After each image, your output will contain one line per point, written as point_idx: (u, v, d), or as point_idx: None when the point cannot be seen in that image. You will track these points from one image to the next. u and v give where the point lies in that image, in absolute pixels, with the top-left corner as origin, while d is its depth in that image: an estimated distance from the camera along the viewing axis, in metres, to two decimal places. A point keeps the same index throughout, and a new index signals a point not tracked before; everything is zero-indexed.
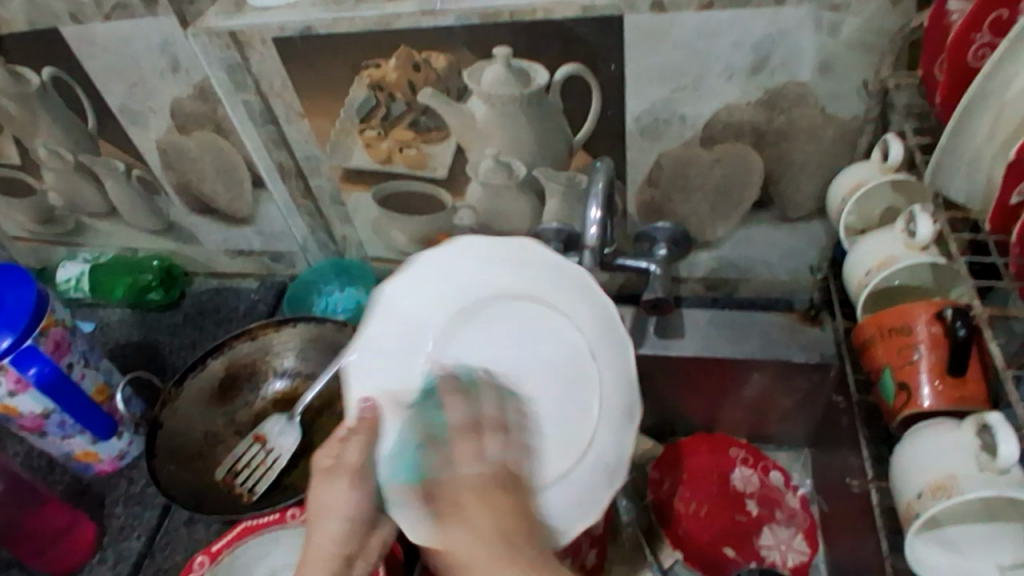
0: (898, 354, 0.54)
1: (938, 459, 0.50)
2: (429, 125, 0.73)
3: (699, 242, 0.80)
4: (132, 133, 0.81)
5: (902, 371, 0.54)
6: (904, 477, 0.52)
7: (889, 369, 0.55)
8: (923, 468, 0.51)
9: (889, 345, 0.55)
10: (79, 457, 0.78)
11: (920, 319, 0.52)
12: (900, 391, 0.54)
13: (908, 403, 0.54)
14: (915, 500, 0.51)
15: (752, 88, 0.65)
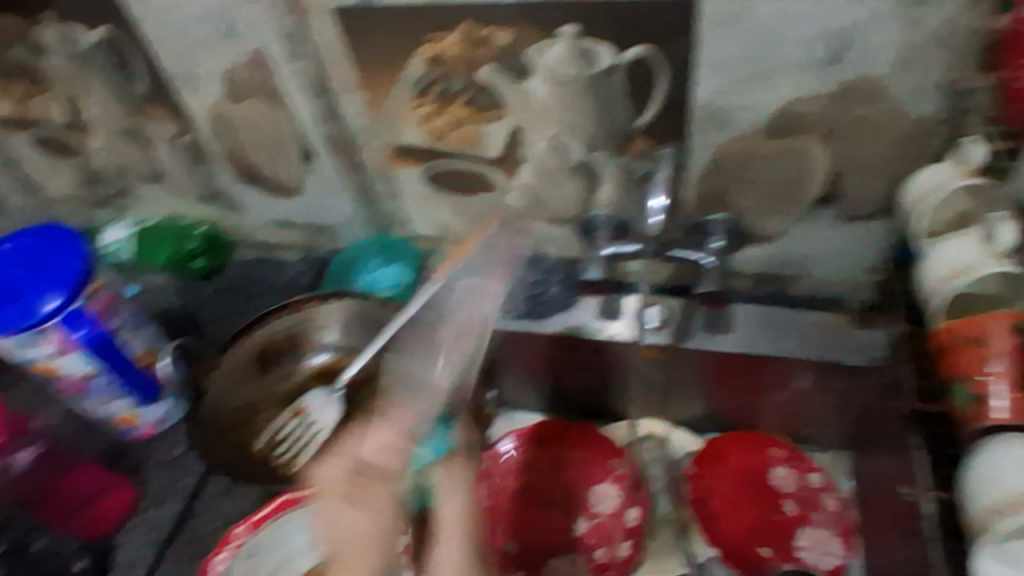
0: (974, 365, 0.55)
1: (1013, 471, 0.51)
2: (485, 104, 0.71)
3: (753, 235, 0.78)
4: (184, 98, 0.81)
5: (976, 383, 0.55)
6: (976, 492, 0.53)
7: (963, 380, 0.56)
8: (997, 481, 0.52)
9: (962, 358, 0.57)
10: (121, 419, 0.78)
11: (996, 330, 0.55)
12: (974, 401, 0.55)
13: (983, 412, 0.55)
14: (991, 514, 0.51)
15: (824, 81, 0.63)
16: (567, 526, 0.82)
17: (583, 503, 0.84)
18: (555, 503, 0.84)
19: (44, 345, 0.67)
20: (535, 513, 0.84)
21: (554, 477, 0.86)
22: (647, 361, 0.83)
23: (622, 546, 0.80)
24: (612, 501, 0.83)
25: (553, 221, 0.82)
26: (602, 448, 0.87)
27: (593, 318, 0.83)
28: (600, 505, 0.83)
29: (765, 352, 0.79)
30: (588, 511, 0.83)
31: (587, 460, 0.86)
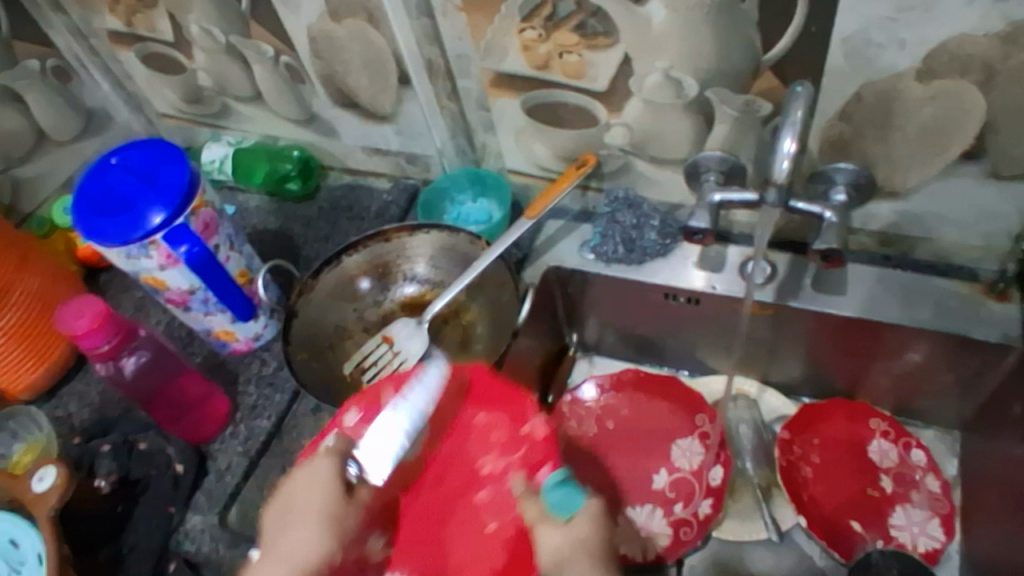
0: None
1: None
2: (596, 29, 0.66)
3: (882, 190, 0.70)
4: (284, 17, 0.79)
5: None
6: None
7: None
8: None
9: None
10: (218, 334, 0.80)
11: None
12: None
13: None
14: None
15: (996, 16, 0.54)
16: (648, 475, 0.82)
17: (666, 452, 0.82)
18: (640, 450, 0.83)
19: (150, 258, 0.69)
20: (615, 462, 0.83)
21: (643, 422, 0.85)
22: (747, 317, 0.78)
23: (703, 504, 0.78)
24: (695, 456, 0.81)
25: (657, 162, 0.77)
26: (690, 400, 0.84)
27: (690, 268, 0.79)
28: (684, 459, 0.81)
29: (878, 316, 0.73)
30: (669, 463, 0.82)
31: (677, 411, 0.84)
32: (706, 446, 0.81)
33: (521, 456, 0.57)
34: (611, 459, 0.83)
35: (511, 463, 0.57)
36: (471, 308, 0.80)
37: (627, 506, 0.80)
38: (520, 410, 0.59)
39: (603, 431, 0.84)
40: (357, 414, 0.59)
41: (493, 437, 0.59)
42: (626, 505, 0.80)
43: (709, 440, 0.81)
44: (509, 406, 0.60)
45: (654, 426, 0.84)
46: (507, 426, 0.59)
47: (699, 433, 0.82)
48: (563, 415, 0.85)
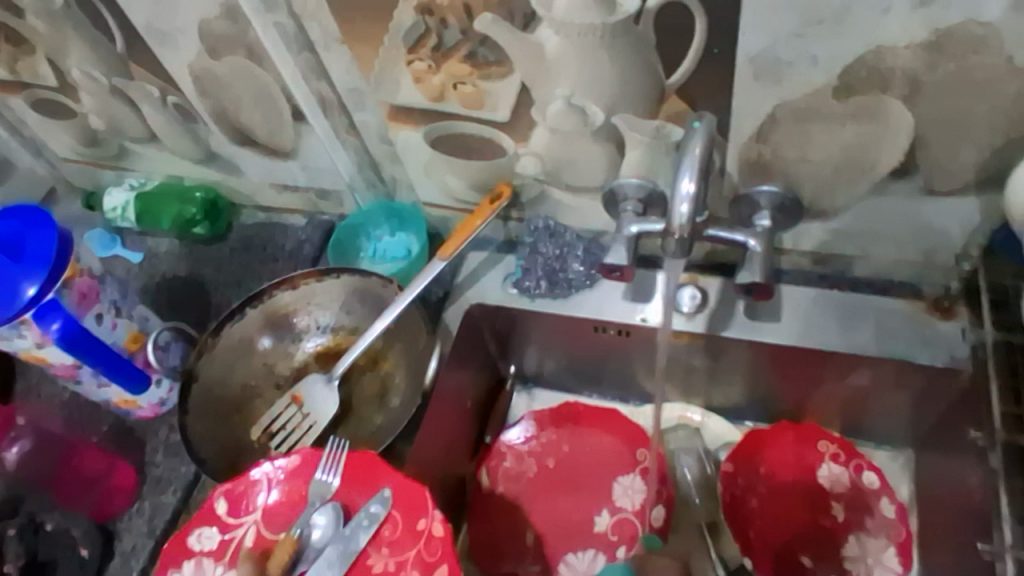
0: None
1: None
2: (488, 58, 0.60)
3: (811, 210, 0.65)
4: (162, 57, 0.72)
5: None
6: None
7: None
8: None
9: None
10: (119, 403, 0.74)
11: None
12: None
13: None
14: None
15: (915, 25, 0.48)
16: (590, 516, 0.77)
17: (608, 491, 0.77)
18: (582, 491, 0.78)
19: (24, 337, 0.62)
20: (556, 504, 0.77)
21: (586, 459, 0.79)
22: (680, 347, 0.73)
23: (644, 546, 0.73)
24: (637, 495, 0.77)
25: (572, 189, 0.72)
26: (632, 434, 0.80)
27: (621, 301, 0.74)
28: (626, 499, 0.77)
29: (817, 342, 0.68)
30: (611, 503, 0.77)
31: (619, 447, 0.79)
32: (648, 483, 0.77)
33: (415, 555, 0.54)
34: (552, 501, 0.78)
35: (406, 562, 0.54)
36: (389, 355, 0.75)
37: (569, 552, 0.75)
38: (417, 505, 0.55)
39: (544, 471, 0.79)
40: (217, 530, 0.58)
41: (384, 533, 0.55)
42: (568, 551, 0.75)
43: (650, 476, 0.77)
44: (405, 499, 0.56)
45: (596, 464, 0.79)
46: (402, 522, 0.55)
47: (642, 469, 0.78)
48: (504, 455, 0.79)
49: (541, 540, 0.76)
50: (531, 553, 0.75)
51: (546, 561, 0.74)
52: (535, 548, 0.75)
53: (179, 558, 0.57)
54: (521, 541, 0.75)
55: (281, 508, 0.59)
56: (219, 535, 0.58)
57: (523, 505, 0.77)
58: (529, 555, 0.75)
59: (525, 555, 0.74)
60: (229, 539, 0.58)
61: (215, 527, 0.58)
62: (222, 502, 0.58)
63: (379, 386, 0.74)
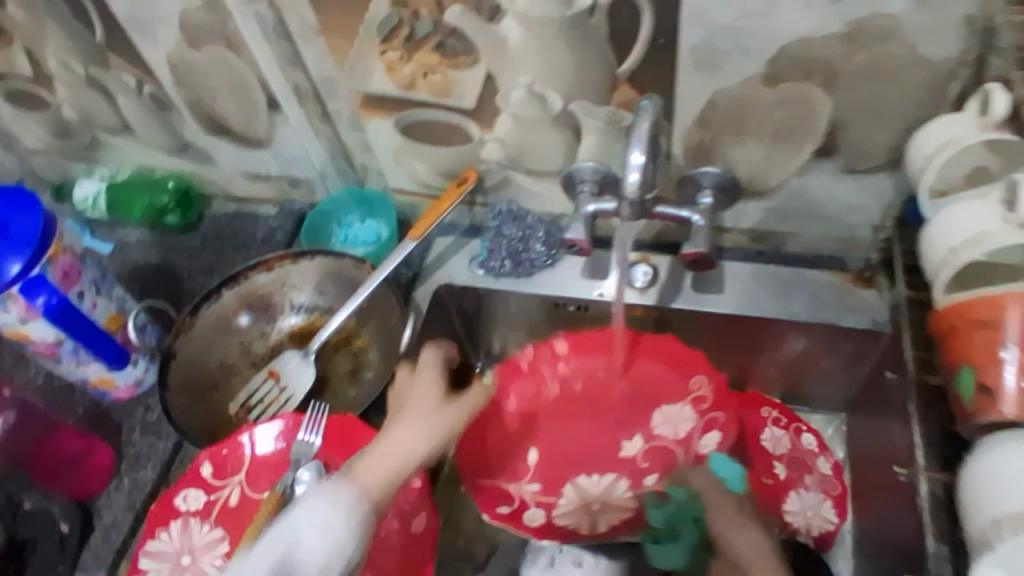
0: (982, 351, 0.47)
1: (1014, 482, 0.43)
2: (456, 48, 0.65)
3: (748, 190, 0.72)
4: (141, 46, 0.75)
5: (984, 372, 0.47)
6: (972, 503, 0.45)
7: (969, 368, 0.48)
8: (997, 491, 0.44)
9: (969, 341, 0.48)
10: (96, 382, 0.76)
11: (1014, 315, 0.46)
12: (979, 393, 0.47)
13: (987, 409, 0.46)
14: (986, 529, 0.43)
15: (832, 19, 0.55)
16: (619, 441, 0.77)
17: (647, 418, 0.77)
18: (607, 416, 0.79)
19: (9, 313, 0.65)
20: (581, 422, 0.78)
21: (621, 383, 0.78)
22: (634, 321, 0.79)
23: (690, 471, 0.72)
24: (681, 423, 0.76)
25: (532, 174, 0.77)
26: (685, 361, 0.75)
27: (580, 278, 0.80)
28: (667, 428, 0.76)
29: (755, 311, 0.75)
30: (647, 429, 0.77)
31: (672, 372, 0.76)
32: (701, 411, 0.75)
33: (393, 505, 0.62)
34: (578, 420, 0.79)
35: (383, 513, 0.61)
36: (361, 333, 0.78)
37: (582, 474, 0.76)
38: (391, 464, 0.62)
39: (565, 391, 0.79)
40: (201, 493, 0.63)
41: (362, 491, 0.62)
42: (580, 473, 0.76)
43: (703, 405, 0.75)
44: None
45: (633, 387, 0.78)
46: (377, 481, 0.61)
47: (693, 398, 0.75)
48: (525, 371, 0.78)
49: (545, 457, 0.77)
50: (531, 470, 0.76)
51: (545, 479, 0.76)
52: (535, 466, 0.76)
53: (166, 520, 0.61)
54: (523, 457, 0.77)
55: (263, 469, 0.63)
56: (204, 496, 0.63)
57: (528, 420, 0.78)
58: (527, 473, 0.76)
59: (522, 474, 0.75)
60: (213, 499, 0.63)
61: (200, 489, 0.63)
62: (208, 465, 0.63)
63: (353, 361, 0.77)
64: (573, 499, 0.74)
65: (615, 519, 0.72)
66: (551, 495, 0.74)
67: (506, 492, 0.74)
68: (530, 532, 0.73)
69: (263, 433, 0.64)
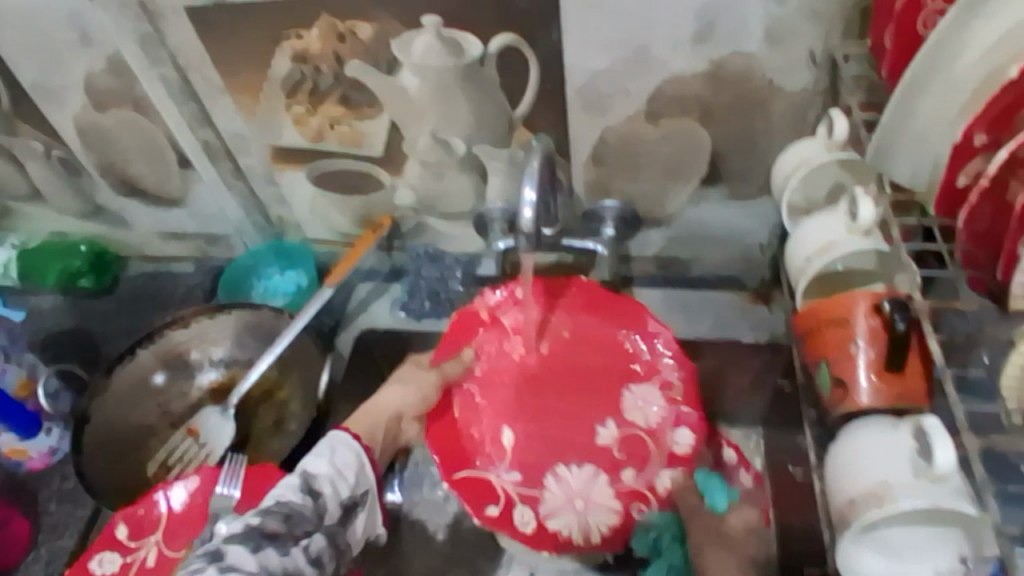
0: (836, 347, 0.51)
1: (873, 464, 0.46)
2: (359, 100, 0.68)
3: (647, 220, 0.77)
4: (48, 112, 0.76)
5: (839, 367, 0.51)
6: (837, 483, 0.49)
7: (826, 363, 0.52)
8: (859, 472, 0.47)
9: (827, 338, 0.52)
10: (8, 453, 0.74)
11: (859, 311, 0.50)
12: (837, 386, 0.51)
13: (845, 399, 0.51)
14: (846, 506, 0.47)
15: (698, 59, 0.61)
16: (592, 427, 0.69)
17: (617, 402, 0.69)
18: (570, 395, 0.70)
19: None
20: (550, 403, 0.70)
21: (583, 356, 0.71)
22: None
23: (662, 476, 0.65)
24: (651, 409, 0.67)
25: (445, 217, 0.80)
26: (627, 312, 0.70)
27: None
28: (638, 415, 0.68)
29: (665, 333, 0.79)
30: (619, 415, 0.68)
31: (630, 358, 0.70)
32: (669, 400, 0.67)
33: None
34: (546, 394, 0.71)
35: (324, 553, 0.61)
36: (283, 385, 0.78)
37: (559, 464, 0.67)
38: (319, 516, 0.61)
39: (529, 355, 0.72)
40: (117, 557, 0.61)
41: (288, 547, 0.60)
42: (558, 462, 0.67)
43: (672, 392, 0.67)
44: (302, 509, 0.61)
45: (600, 361, 0.71)
46: None
47: (660, 383, 0.68)
48: (488, 344, 0.72)
49: (522, 440, 0.69)
50: (508, 455, 0.68)
51: (527, 469, 0.67)
52: (513, 452, 0.68)
53: None
54: (498, 440, 0.69)
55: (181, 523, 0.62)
56: (119, 560, 0.61)
57: (493, 390, 0.71)
58: (506, 460, 0.67)
59: (502, 462, 0.67)
60: (129, 562, 0.61)
61: (116, 552, 0.61)
62: (123, 526, 0.62)
63: (275, 413, 0.77)
64: (558, 493, 0.65)
65: (604, 528, 0.64)
66: (535, 487, 0.66)
67: (488, 490, 0.66)
68: (519, 538, 0.63)
69: (182, 489, 0.62)
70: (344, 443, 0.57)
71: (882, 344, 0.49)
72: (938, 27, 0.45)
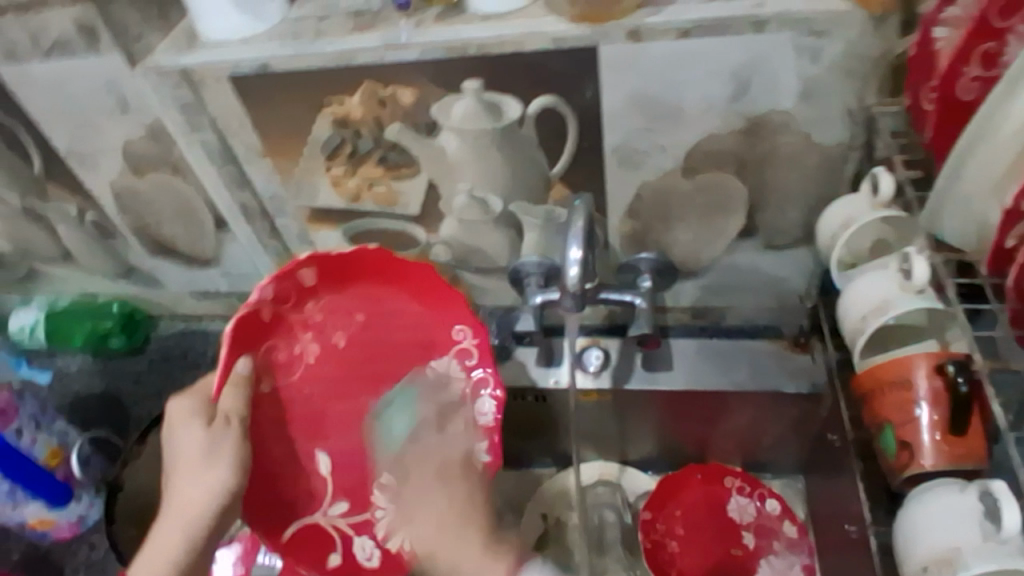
0: (898, 410, 0.51)
1: (942, 529, 0.47)
2: (398, 161, 0.69)
3: (683, 270, 0.77)
4: (83, 177, 0.77)
5: (902, 429, 0.51)
6: (907, 546, 0.49)
7: (889, 425, 0.52)
8: (927, 537, 0.47)
9: (888, 400, 0.52)
10: (34, 524, 0.73)
11: (920, 372, 0.50)
12: (902, 449, 0.51)
13: (910, 463, 0.51)
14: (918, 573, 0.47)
15: (733, 117, 0.62)
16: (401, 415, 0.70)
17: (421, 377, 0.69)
18: (348, 368, 0.68)
19: None
20: (355, 403, 0.69)
21: (385, 335, 0.69)
22: (590, 405, 0.81)
23: (479, 451, 0.68)
24: (456, 379, 0.69)
25: (480, 271, 0.81)
26: (444, 301, 0.67)
27: (534, 367, 0.81)
28: (443, 389, 0.69)
29: (705, 386, 0.77)
30: (429, 395, 0.69)
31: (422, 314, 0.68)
32: (469, 368, 0.69)
33: None
34: (367, 364, 0.69)
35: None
36: None
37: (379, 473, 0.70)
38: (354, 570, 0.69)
39: (327, 349, 0.67)
40: None
41: None
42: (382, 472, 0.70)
43: (469, 360, 0.68)
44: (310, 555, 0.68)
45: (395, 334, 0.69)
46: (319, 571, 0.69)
47: (456, 352, 0.69)
48: (278, 370, 0.66)
49: (340, 459, 0.70)
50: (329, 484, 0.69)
51: (350, 495, 0.70)
52: (334, 485, 0.70)
53: None
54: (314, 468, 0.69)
55: None
56: None
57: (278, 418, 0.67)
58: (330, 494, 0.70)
59: (324, 500, 0.69)
60: None
61: None
62: None
63: None
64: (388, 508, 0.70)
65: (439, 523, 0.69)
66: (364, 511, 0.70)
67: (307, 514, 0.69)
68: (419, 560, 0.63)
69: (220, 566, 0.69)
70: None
71: (944, 404, 0.50)
72: (981, 107, 0.45)
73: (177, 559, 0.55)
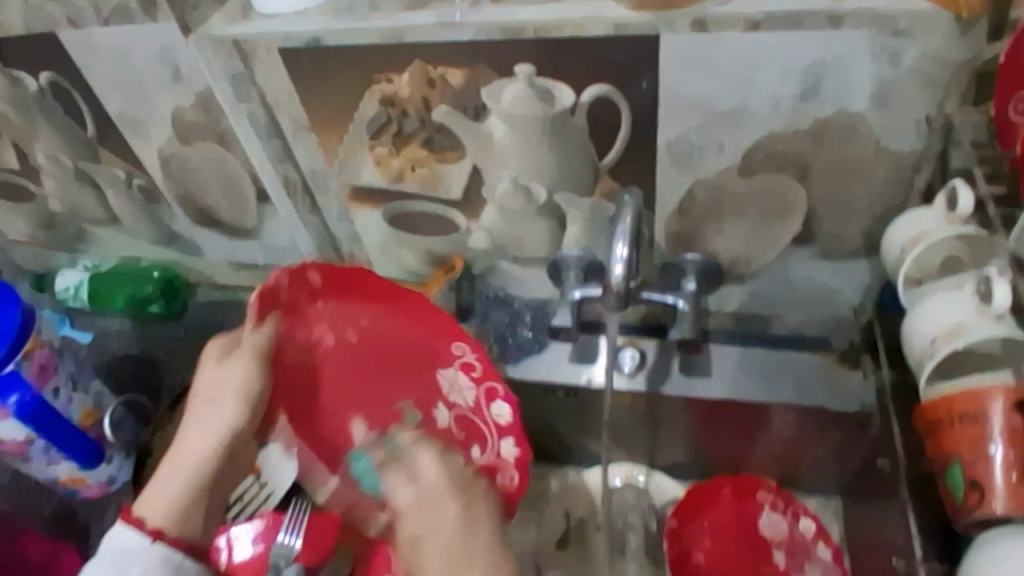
0: (970, 447, 0.50)
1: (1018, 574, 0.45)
2: (443, 144, 0.67)
3: (730, 274, 0.74)
4: (134, 143, 0.77)
5: (973, 467, 0.50)
6: None
7: (958, 462, 0.50)
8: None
9: (959, 435, 0.51)
10: (66, 481, 0.74)
11: (997, 408, 0.49)
12: (971, 489, 0.50)
13: (979, 504, 0.49)
14: None
15: (799, 117, 0.58)
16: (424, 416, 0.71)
17: (434, 385, 0.71)
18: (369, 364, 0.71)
19: None
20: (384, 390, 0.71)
21: (387, 340, 0.71)
22: (623, 407, 0.79)
23: (503, 447, 0.69)
24: (467, 391, 0.71)
25: (519, 261, 0.79)
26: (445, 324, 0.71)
27: (568, 363, 0.79)
28: (457, 396, 0.71)
29: (744, 396, 0.74)
30: (444, 399, 0.71)
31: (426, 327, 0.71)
32: (475, 379, 0.71)
33: None
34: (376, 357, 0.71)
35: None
36: None
37: None
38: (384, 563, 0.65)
39: (341, 343, 0.69)
40: None
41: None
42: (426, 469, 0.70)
43: (474, 373, 0.71)
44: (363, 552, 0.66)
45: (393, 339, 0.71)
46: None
47: (462, 364, 0.71)
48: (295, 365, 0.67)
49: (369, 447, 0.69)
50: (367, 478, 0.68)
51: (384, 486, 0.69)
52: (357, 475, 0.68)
53: None
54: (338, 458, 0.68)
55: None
56: None
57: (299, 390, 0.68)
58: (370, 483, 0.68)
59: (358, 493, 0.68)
60: None
61: None
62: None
63: None
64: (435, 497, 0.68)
65: None
66: None
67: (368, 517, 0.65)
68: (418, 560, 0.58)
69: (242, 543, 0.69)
70: (132, 548, 0.53)
71: (1021, 447, 0.48)
72: None
73: (189, 490, 0.56)
